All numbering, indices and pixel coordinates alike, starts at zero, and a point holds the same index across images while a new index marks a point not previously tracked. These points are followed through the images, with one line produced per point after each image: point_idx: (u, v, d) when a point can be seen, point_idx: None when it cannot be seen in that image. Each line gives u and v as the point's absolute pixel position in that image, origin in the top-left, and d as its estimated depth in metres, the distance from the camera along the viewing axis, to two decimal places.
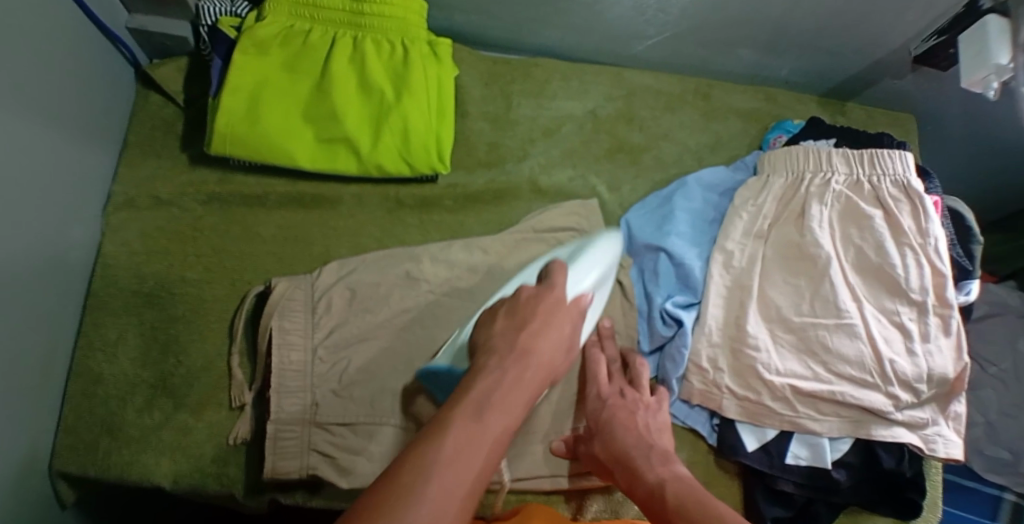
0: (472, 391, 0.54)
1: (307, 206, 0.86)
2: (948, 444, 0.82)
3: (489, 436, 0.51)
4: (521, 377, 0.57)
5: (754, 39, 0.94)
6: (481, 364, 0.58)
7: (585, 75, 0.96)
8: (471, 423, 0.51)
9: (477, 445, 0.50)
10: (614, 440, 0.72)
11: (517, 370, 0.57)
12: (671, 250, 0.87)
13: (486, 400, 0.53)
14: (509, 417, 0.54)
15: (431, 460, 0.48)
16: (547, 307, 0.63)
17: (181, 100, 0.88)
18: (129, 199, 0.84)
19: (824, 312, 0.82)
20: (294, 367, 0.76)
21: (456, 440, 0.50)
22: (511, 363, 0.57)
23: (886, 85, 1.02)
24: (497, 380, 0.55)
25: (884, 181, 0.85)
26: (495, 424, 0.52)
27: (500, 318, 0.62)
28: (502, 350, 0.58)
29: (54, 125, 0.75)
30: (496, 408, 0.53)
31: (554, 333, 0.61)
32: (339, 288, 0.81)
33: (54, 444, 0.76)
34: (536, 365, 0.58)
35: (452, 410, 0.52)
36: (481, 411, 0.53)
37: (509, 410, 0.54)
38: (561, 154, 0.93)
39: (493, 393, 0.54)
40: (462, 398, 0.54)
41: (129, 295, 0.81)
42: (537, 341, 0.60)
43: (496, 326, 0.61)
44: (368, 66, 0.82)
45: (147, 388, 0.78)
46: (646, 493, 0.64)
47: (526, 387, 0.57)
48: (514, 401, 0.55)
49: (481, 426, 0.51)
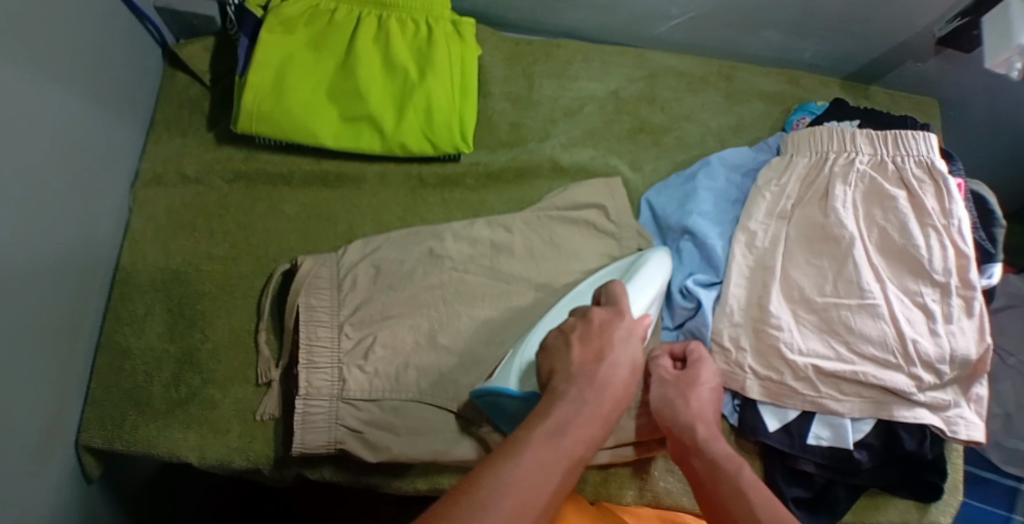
0: (549, 418, 0.57)
1: (331, 185, 0.87)
2: (970, 427, 0.81)
3: (565, 460, 0.54)
4: (595, 408, 0.59)
5: (776, 19, 0.94)
6: (558, 389, 0.60)
7: (607, 56, 0.96)
8: (551, 447, 0.54)
9: (553, 470, 0.53)
10: (678, 403, 0.73)
11: (589, 396, 0.59)
12: (693, 229, 0.87)
13: (562, 429, 0.56)
14: (585, 445, 0.57)
15: (504, 480, 0.51)
16: (621, 334, 0.64)
17: (208, 79, 0.88)
18: (156, 176, 0.85)
19: (847, 292, 0.82)
20: (322, 342, 0.77)
21: (531, 466, 0.52)
22: (587, 396, 0.59)
23: (908, 69, 1.02)
24: (574, 411, 0.58)
25: (908, 161, 0.85)
26: (573, 449, 0.55)
27: (575, 345, 0.64)
28: (575, 378, 0.61)
29: (82, 99, 0.75)
30: (571, 435, 0.56)
31: (619, 361, 0.62)
32: (364, 265, 0.81)
33: (81, 415, 0.77)
34: (612, 392, 0.61)
35: (531, 432, 0.55)
36: (556, 437, 0.55)
37: (582, 439, 0.56)
38: (583, 134, 0.93)
39: (567, 422, 0.57)
40: (540, 425, 0.56)
41: (155, 271, 0.81)
42: (612, 369, 0.62)
43: (576, 350, 0.63)
44: (392, 44, 0.83)
45: (174, 362, 0.79)
46: (707, 467, 0.66)
47: (598, 413, 0.59)
48: (586, 426, 0.57)
49: (558, 449, 0.55)
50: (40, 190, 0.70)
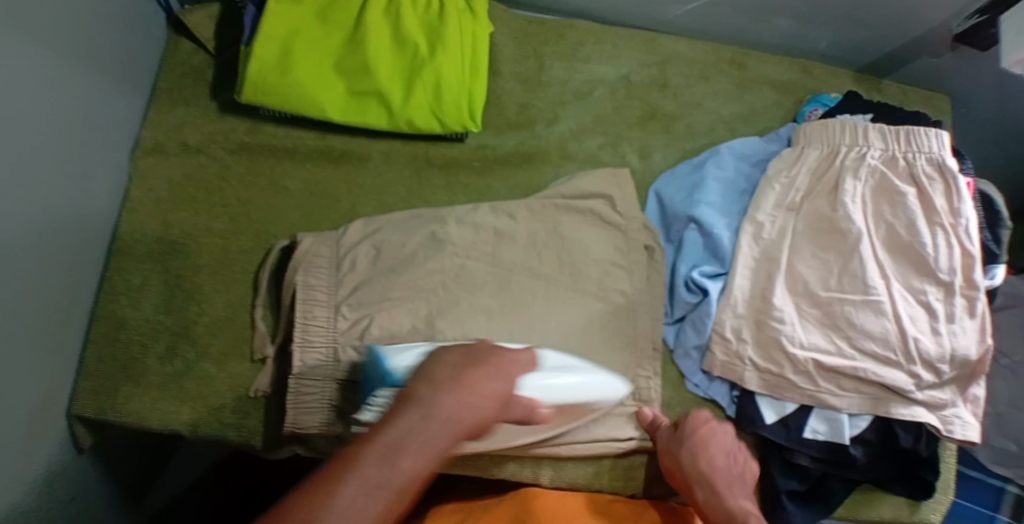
0: (393, 428, 0.51)
1: (333, 161, 0.86)
2: (966, 426, 0.81)
3: (396, 486, 0.49)
4: (450, 421, 0.53)
5: (793, 7, 0.93)
6: (412, 393, 0.55)
7: (619, 40, 0.95)
8: (381, 468, 0.49)
9: (375, 497, 0.47)
10: (698, 457, 0.75)
11: (438, 411, 0.53)
12: (700, 219, 0.86)
13: (402, 443, 0.50)
14: (426, 463, 0.51)
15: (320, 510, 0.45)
16: (503, 359, 0.61)
17: (212, 48, 0.87)
18: (157, 145, 0.84)
19: (852, 288, 0.81)
20: (319, 321, 0.76)
21: (349, 494, 0.47)
22: (426, 418, 0.53)
23: (921, 65, 1.00)
24: (406, 433, 0.51)
25: (919, 158, 0.84)
26: (404, 472, 0.49)
27: (454, 354, 0.60)
28: (415, 400, 0.54)
29: (86, 61, 0.73)
30: (412, 451, 0.50)
31: (477, 392, 0.56)
32: (364, 245, 0.80)
33: (73, 386, 0.75)
34: (470, 403, 0.55)
35: (364, 446, 0.50)
36: (393, 453, 0.50)
37: (419, 465, 0.50)
38: (592, 119, 0.92)
39: (405, 441, 0.51)
40: (376, 436, 0.51)
41: (153, 242, 0.80)
42: (464, 400, 0.55)
43: (439, 369, 0.57)
44: (402, 18, 0.81)
45: (170, 335, 0.78)
46: (725, 519, 0.72)
47: (448, 433, 0.53)
48: (431, 438, 0.52)
49: (388, 473, 0.49)
50: (44, 152, 0.68)
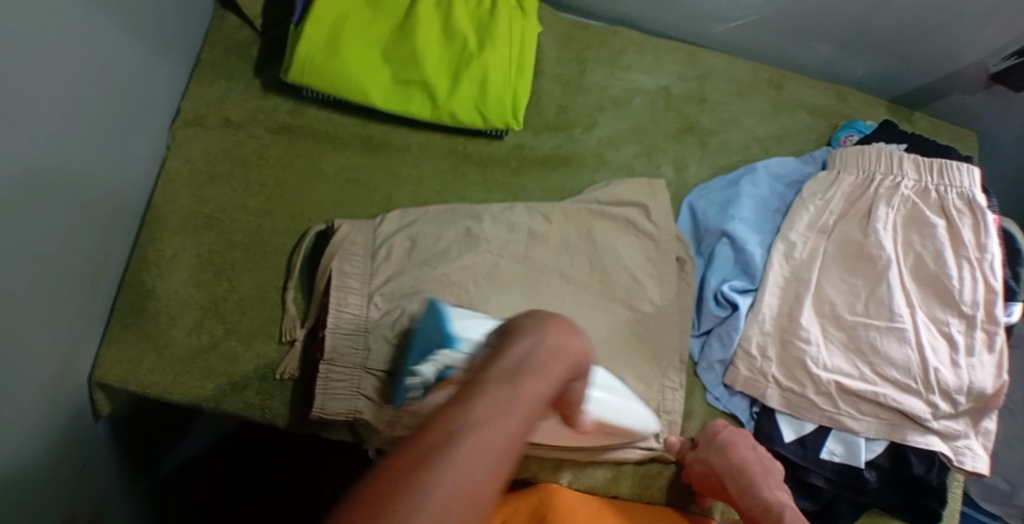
0: (508, 359, 0.51)
1: (372, 150, 0.86)
2: (976, 459, 0.81)
3: (521, 414, 0.47)
4: (563, 351, 0.54)
5: (834, 33, 0.94)
6: (522, 323, 0.55)
7: (660, 51, 0.96)
8: (504, 399, 0.47)
9: (504, 426, 0.46)
10: (729, 458, 0.76)
11: (552, 339, 0.54)
12: (733, 234, 0.87)
13: (521, 369, 0.50)
14: (541, 394, 0.50)
15: (449, 442, 0.43)
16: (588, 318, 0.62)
17: (258, 24, 0.87)
18: (198, 118, 0.83)
19: (876, 313, 0.82)
20: (351, 309, 0.76)
21: (476, 420, 0.45)
22: (539, 348, 0.52)
23: (953, 101, 1.02)
24: (521, 360, 0.51)
25: (950, 192, 0.85)
26: (525, 400, 0.48)
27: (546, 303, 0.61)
28: (524, 334, 0.53)
29: (135, 20, 0.73)
30: (530, 383, 0.49)
31: (583, 338, 0.56)
32: (400, 236, 0.80)
33: (98, 352, 0.74)
34: (573, 345, 0.55)
35: (485, 378, 0.49)
36: (514, 386, 0.49)
37: (536, 393, 0.49)
38: (630, 127, 0.92)
39: (520, 367, 0.50)
40: (494, 371, 0.50)
41: (187, 215, 0.80)
42: (567, 340, 0.54)
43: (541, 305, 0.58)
44: (453, 12, 0.82)
45: (198, 310, 0.77)
46: (761, 513, 0.74)
47: (559, 362, 0.53)
48: (546, 367, 0.52)
49: (508, 401, 0.47)
50: (87, 105, 0.67)
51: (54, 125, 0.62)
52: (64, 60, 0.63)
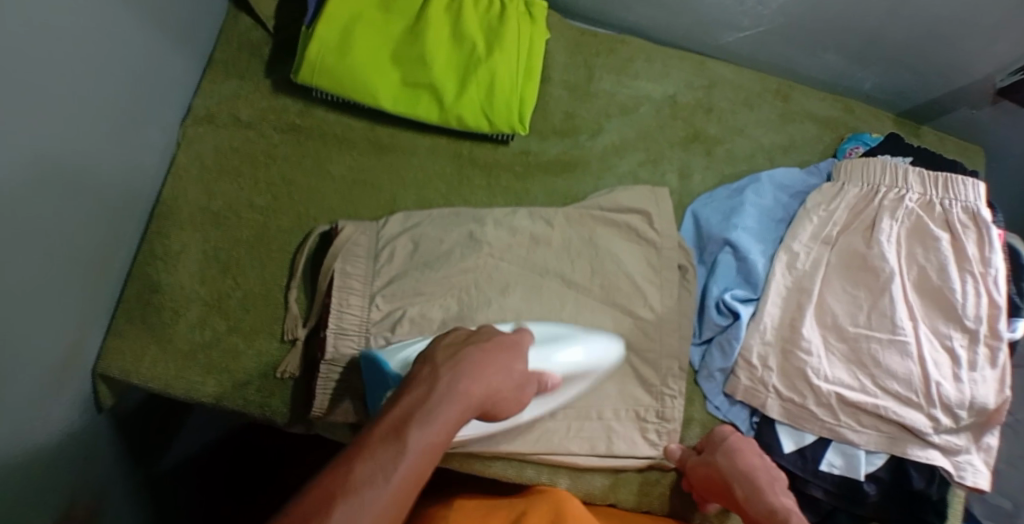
0: (395, 410, 0.53)
1: (379, 152, 0.86)
2: (977, 474, 0.80)
3: (408, 457, 0.49)
4: (456, 389, 0.55)
5: (844, 44, 0.94)
6: (415, 372, 0.57)
7: (668, 59, 0.96)
8: (390, 449, 0.49)
9: (395, 471, 0.48)
10: (733, 463, 0.75)
11: (448, 379, 0.56)
12: (736, 243, 0.87)
13: (408, 417, 0.52)
14: (437, 435, 0.52)
15: (340, 490, 0.46)
16: (495, 340, 0.63)
17: (272, 26, 0.88)
18: (209, 116, 0.84)
19: (879, 326, 0.82)
20: (353, 309, 0.77)
21: (369, 466, 0.48)
22: (440, 385, 0.55)
23: (961, 115, 1.02)
24: (426, 401, 0.54)
25: (955, 206, 0.85)
26: (419, 442, 0.50)
27: (443, 344, 0.61)
28: (430, 373, 0.56)
29: (151, 18, 0.74)
30: (417, 427, 0.51)
31: (489, 373, 0.59)
32: (403, 239, 0.80)
33: (102, 345, 0.75)
34: (471, 383, 0.57)
35: (371, 430, 0.51)
36: (401, 433, 0.50)
37: (432, 434, 0.51)
38: (635, 134, 0.93)
39: (417, 411, 0.53)
40: (382, 421, 0.52)
41: (195, 212, 0.81)
42: (473, 376, 0.58)
43: (438, 349, 0.59)
44: (464, 16, 0.83)
45: (202, 305, 0.78)
46: (766, 517, 0.71)
47: (461, 400, 0.55)
48: (442, 410, 0.53)
49: (400, 444, 0.50)
50: (97, 99, 0.67)
51: (66, 117, 0.63)
52: (77, 54, 0.63)
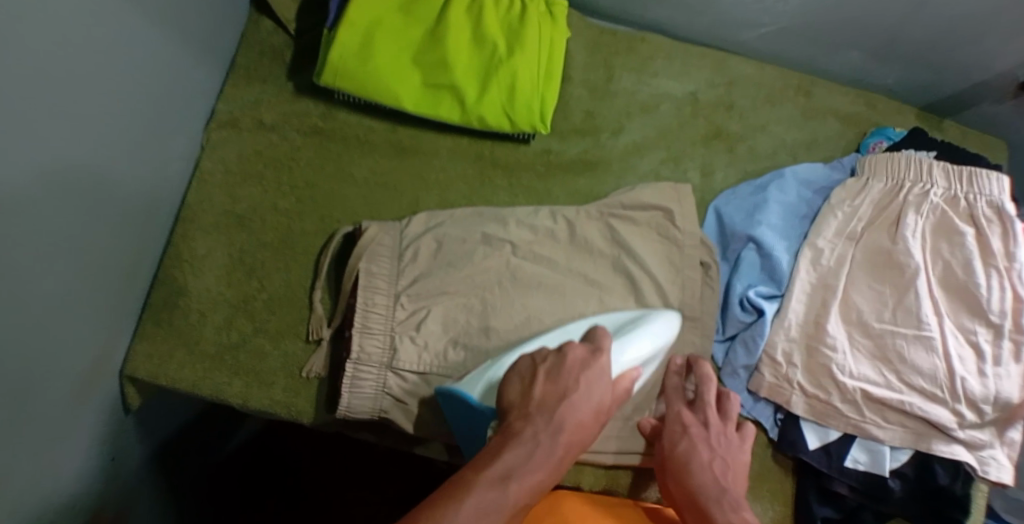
0: (500, 460, 0.55)
1: (402, 153, 0.86)
2: (1001, 470, 0.80)
3: (508, 509, 0.52)
4: (557, 446, 0.58)
5: (866, 40, 0.94)
6: (517, 420, 0.59)
7: (689, 57, 0.96)
8: (495, 497, 0.52)
9: (499, 510, 0.52)
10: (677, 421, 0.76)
11: (552, 431, 0.58)
12: (760, 240, 0.87)
13: (512, 471, 0.54)
14: (535, 488, 0.55)
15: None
16: (594, 373, 0.63)
17: (293, 29, 0.88)
18: (231, 119, 0.85)
19: (904, 321, 0.82)
20: (378, 309, 0.77)
21: (474, 508, 0.51)
22: (547, 431, 0.58)
23: (984, 109, 1.01)
24: (533, 449, 0.57)
25: (979, 200, 0.84)
26: (517, 494, 0.53)
27: (540, 381, 0.62)
28: (540, 415, 0.59)
29: (175, 25, 0.74)
30: (520, 482, 0.54)
31: (594, 400, 0.62)
32: (426, 238, 0.81)
33: (129, 347, 0.76)
34: (573, 433, 0.59)
35: (475, 475, 0.53)
36: (505, 481, 0.53)
37: (534, 484, 0.55)
38: (657, 133, 0.93)
39: (520, 463, 0.55)
40: (486, 467, 0.54)
41: (219, 214, 0.81)
42: (580, 412, 0.60)
43: (541, 391, 0.61)
44: (484, 17, 0.83)
45: (228, 308, 0.78)
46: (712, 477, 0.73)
47: (561, 453, 0.58)
48: (543, 463, 0.56)
49: (501, 497, 0.52)
50: (121, 106, 0.67)
51: (89, 125, 0.63)
52: (102, 64, 0.63)
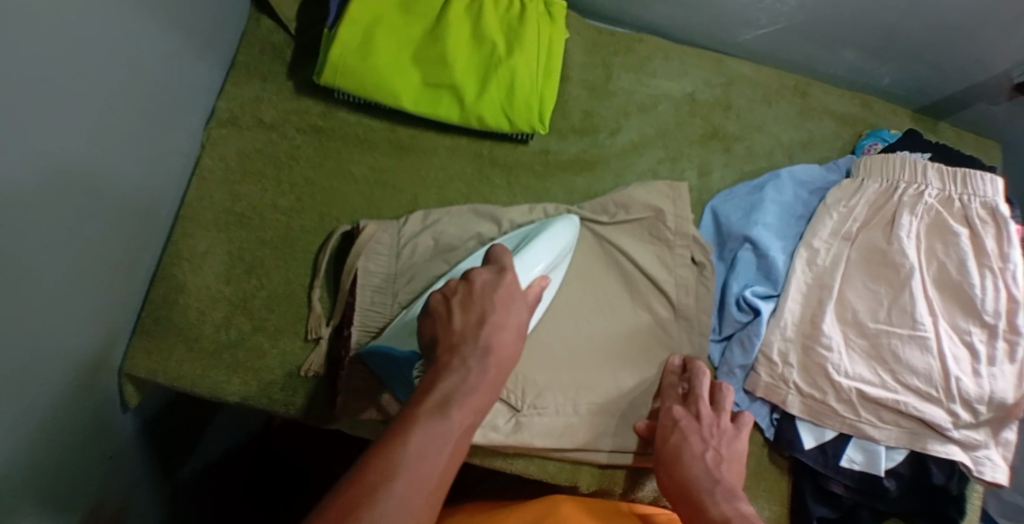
0: (434, 392, 0.54)
1: (401, 152, 0.87)
2: (996, 469, 0.80)
3: (456, 434, 0.53)
4: (487, 370, 0.56)
5: (862, 42, 0.95)
6: (444, 353, 0.57)
7: (686, 57, 0.96)
8: (437, 429, 0.52)
9: (445, 438, 0.52)
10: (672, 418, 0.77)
11: (478, 356, 0.57)
12: (756, 240, 0.87)
13: (449, 399, 0.54)
14: (475, 412, 0.55)
15: (400, 465, 0.49)
16: (503, 293, 0.60)
17: (293, 28, 0.88)
18: (232, 117, 0.85)
19: (900, 321, 0.82)
20: (375, 308, 0.77)
21: (421, 442, 0.51)
22: (475, 357, 0.57)
23: (978, 110, 1.02)
24: (465, 376, 0.56)
25: (974, 201, 0.85)
26: (461, 418, 0.54)
27: (456, 310, 0.60)
28: (465, 342, 0.57)
29: (176, 23, 0.74)
30: (461, 406, 0.54)
31: (515, 317, 0.60)
32: (424, 236, 0.81)
33: (128, 345, 0.76)
34: (502, 355, 0.58)
35: (414, 411, 0.53)
36: (445, 409, 0.54)
37: (473, 407, 0.55)
38: (654, 132, 0.93)
39: (458, 388, 0.55)
40: (424, 400, 0.54)
41: (219, 212, 0.81)
42: (503, 332, 0.58)
43: (461, 320, 0.59)
44: (483, 16, 0.84)
45: (228, 305, 0.78)
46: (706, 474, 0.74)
47: (498, 374, 0.57)
48: (478, 385, 0.56)
49: (447, 423, 0.53)
50: (121, 102, 0.68)
51: (89, 120, 0.63)
52: (103, 59, 0.64)
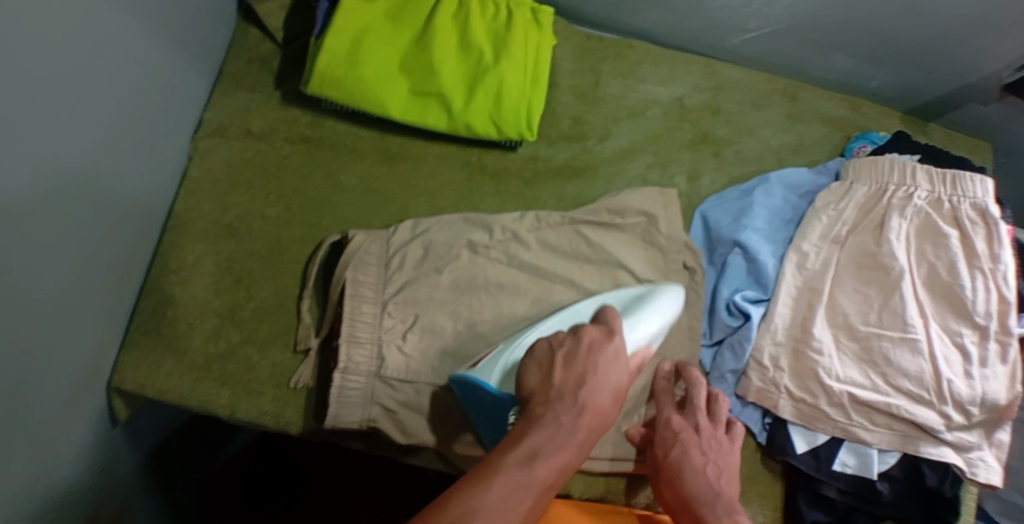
0: (524, 442, 0.54)
1: (389, 161, 0.87)
2: (989, 470, 0.80)
3: (537, 488, 0.52)
4: (579, 428, 0.56)
5: (850, 45, 0.95)
6: (539, 403, 0.58)
7: (675, 62, 0.96)
8: (520, 479, 0.51)
9: (528, 490, 0.51)
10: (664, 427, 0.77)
11: (575, 411, 0.57)
12: (745, 245, 0.87)
13: (538, 450, 0.53)
14: (562, 468, 0.54)
15: (476, 508, 0.48)
16: (605, 357, 0.61)
17: (281, 38, 0.88)
18: (220, 128, 0.85)
19: (891, 324, 0.82)
20: (364, 318, 0.77)
21: (502, 490, 0.50)
22: (569, 413, 0.57)
23: (968, 111, 1.02)
24: (554, 431, 0.55)
25: (964, 203, 0.85)
26: (544, 474, 0.52)
27: (558, 365, 0.60)
28: (560, 398, 0.58)
29: (164, 35, 0.75)
30: (546, 461, 0.53)
31: (609, 379, 0.60)
32: (413, 245, 0.81)
33: (117, 358, 0.76)
34: (594, 414, 0.58)
35: (501, 456, 0.52)
36: (531, 462, 0.53)
37: (560, 465, 0.54)
38: (644, 138, 0.93)
39: (548, 440, 0.54)
40: (513, 448, 0.53)
41: (207, 224, 0.81)
42: (601, 391, 0.59)
43: (557, 373, 0.59)
44: (470, 24, 0.84)
45: (216, 317, 0.78)
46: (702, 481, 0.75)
47: (586, 432, 0.57)
48: (566, 442, 0.55)
49: (529, 475, 0.52)
50: (110, 116, 0.68)
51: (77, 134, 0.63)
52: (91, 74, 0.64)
